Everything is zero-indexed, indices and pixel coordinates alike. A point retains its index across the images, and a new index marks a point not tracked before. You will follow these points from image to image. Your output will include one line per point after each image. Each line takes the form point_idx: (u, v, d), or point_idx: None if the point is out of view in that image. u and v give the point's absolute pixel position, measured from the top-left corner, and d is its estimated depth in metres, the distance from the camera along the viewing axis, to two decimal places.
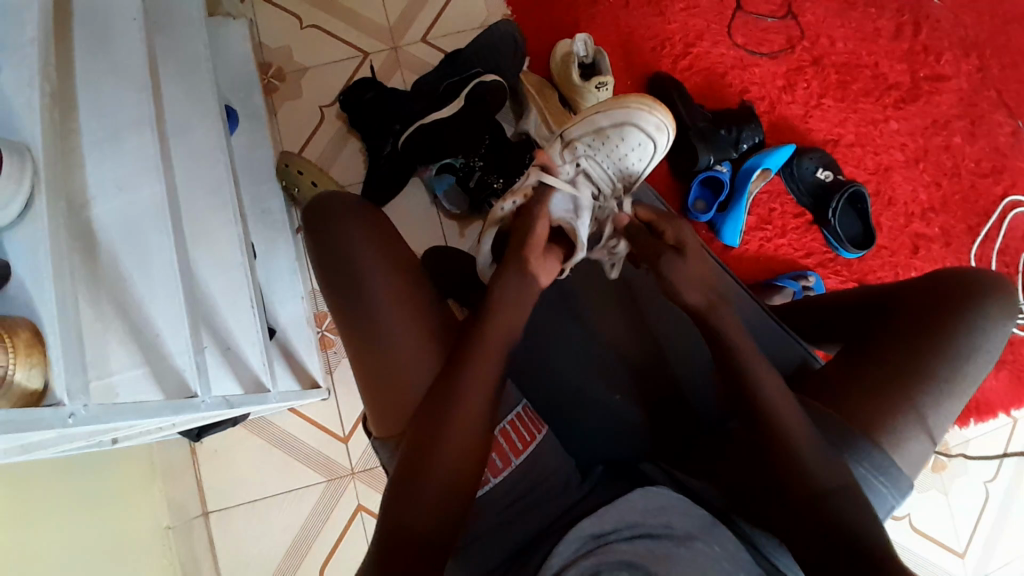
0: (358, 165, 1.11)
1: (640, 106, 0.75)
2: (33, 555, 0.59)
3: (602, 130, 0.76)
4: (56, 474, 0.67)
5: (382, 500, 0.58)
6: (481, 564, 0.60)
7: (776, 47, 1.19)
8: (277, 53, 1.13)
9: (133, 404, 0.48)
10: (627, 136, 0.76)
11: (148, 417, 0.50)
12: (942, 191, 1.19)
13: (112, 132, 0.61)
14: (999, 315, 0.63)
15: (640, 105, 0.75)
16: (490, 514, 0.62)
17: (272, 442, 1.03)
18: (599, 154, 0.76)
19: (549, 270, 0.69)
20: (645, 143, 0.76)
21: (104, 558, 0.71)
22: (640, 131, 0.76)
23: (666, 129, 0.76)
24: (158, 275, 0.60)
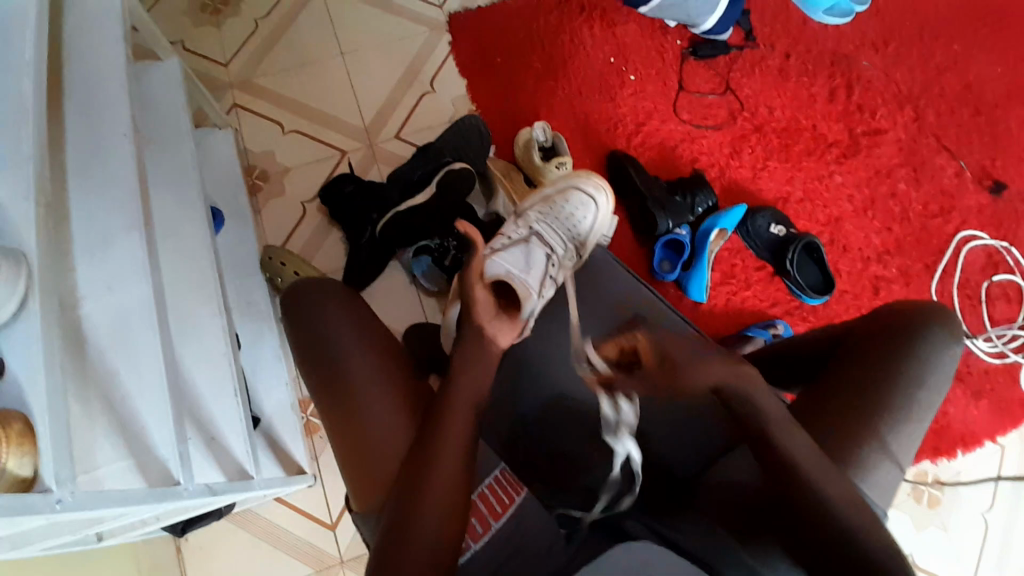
0: (339, 253, 1.17)
1: (581, 177, 1.00)
2: None
3: (551, 200, 0.98)
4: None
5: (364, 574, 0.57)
6: None
7: (719, 119, 1.30)
8: (261, 156, 1.21)
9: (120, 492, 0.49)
10: (572, 201, 0.97)
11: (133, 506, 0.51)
12: (894, 234, 1.27)
13: (104, 236, 0.65)
14: (943, 341, 0.68)
15: (580, 177, 1.00)
16: None
17: (259, 535, 1.00)
18: (550, 219, 0.95)
19: (504, 329, 0.75)
20: (585, 201, 0.98)
21: None
22: (581, 195, 0.99)
23: (602, 190, 1.00)
24: (144, 367, 0.62)
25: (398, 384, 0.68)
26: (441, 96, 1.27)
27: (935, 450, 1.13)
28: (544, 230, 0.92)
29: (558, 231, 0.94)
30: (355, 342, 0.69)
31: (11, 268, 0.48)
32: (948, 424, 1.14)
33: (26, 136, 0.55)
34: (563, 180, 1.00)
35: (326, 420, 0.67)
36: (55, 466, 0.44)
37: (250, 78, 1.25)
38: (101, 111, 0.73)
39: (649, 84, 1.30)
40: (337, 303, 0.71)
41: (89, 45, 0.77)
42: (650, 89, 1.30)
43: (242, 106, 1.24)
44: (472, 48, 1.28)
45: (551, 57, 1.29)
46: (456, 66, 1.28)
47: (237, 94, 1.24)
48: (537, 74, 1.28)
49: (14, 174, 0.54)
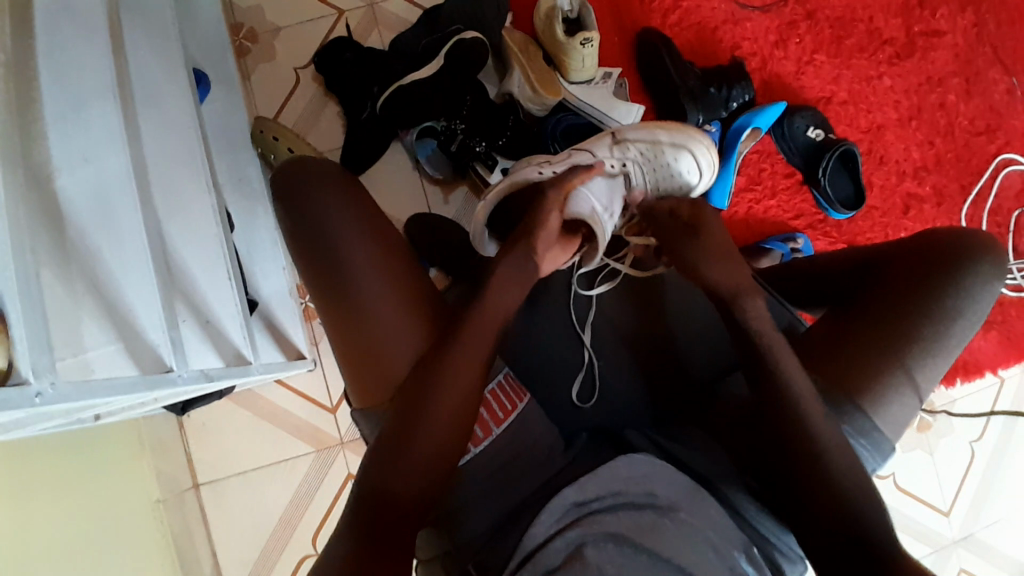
0: (338, 132, 1.07)
1: (701, 139, 0.80)
2: (20, 538, 0.58)
3: (659, 143, 0.80)
4: (40, 455, 0.67)
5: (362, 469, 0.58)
6: (471, 531, 0.60)
7: (768, 0, 1.14)
8: (248, 12, 1.07)
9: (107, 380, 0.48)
10: (681, 159, 0.80)
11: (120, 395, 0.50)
12: (936, 149, 1.17)
13: (75, 101, 0.58)
14: (988, 276, 0.63)
15: (701, 138, 0.81)
16: (472, 483, 0.62)
17: (260, 414, 1.02)
18: (646, 165, 0.79)
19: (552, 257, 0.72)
20: (693, 171, 0.80)
21: (96, 537, 0.72)
22: (691, 158, 0.80)
23: (713, 167, 0.82)
24: (130, 247, 0.58)
25: (400, 283, 0.64)
26: None
27: None
28: (633, 178, 0.78)
29: (646, 179, 0.80)
30: (357, 238, 0.64)
31: None
32: None
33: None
34: (683, 132, 0.80)
35: (325, 317, 0.64)
36: (33, 355, 0.42)
37: None
38: None
39: None
40: (337, 194, 0.65)
41: None
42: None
43: None
44: None
45: None
46: None
47: None
48: None
49: None
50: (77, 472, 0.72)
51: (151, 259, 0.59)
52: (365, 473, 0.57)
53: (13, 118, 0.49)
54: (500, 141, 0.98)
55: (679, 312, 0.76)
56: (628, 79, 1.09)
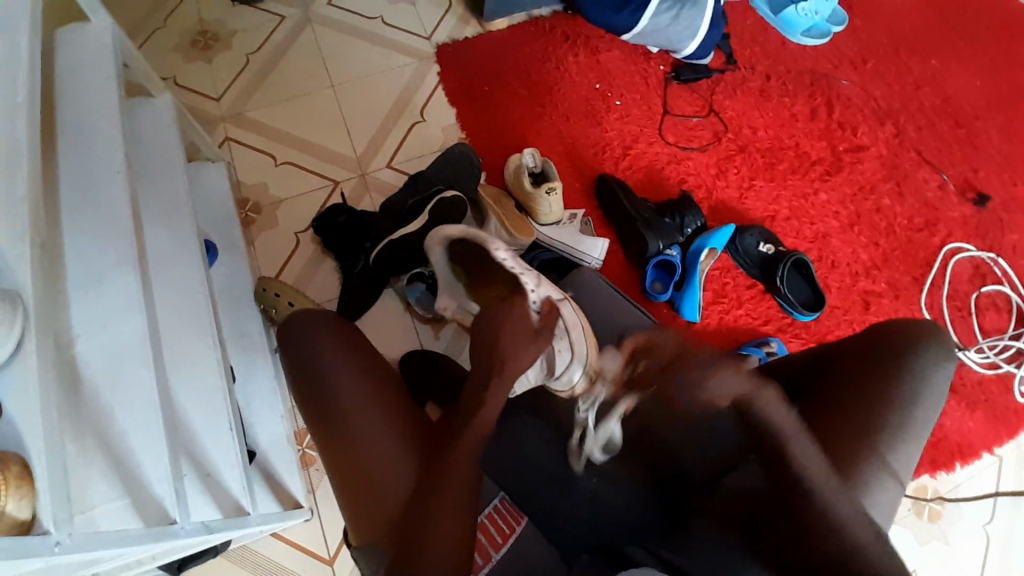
0: (333, 283, 1.17)
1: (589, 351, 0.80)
2: None
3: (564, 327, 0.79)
4: None
5: None
6: None
7: (704, 141, 1.33)
8: (253, 189, 1.22)
9: (117, 533, 0.50)
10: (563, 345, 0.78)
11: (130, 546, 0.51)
12: (881, 249, 1.29)
13: (100, 275, 0.67)
14: (938, 357, 0.68)
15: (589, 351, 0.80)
16: None
17: (254, 572, 0.98)
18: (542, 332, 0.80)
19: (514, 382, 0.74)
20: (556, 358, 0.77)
21: None
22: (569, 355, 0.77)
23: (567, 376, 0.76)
24: (139, 403, 0.62)
25: (394, 414, 0.68)
26: (430, 125, 1.29)
27: (933, 463, 1.14)
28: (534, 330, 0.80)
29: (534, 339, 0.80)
30: (352, 374, 0.69)
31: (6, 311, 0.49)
32: (945, 436, 1.16)
33: (21, 177, 0.56)
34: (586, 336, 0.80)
35: (326, 456, 0.67)
36: (54, 507, 0.46)
37: (242, 111, 1.28)
38: (95, 157, 0.74)
39: (634, 109, 1.33)
40: (332, 336, 0.71)
41: (88, 91, 0.80)
42: (635, 114, 1.33)
43: (235, 139, 1.26)
44: (462, 79, 1.32)
45: (539, 86, 1.32)
46: (445, 94, 1.31)
47: (230, 128, 1.27)
48: (525, 101, 1.31)
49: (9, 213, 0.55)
50: None
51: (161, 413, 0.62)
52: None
53: (47, 293, 0.56)
54: None
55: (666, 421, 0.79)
56: (592, 216, 1.23)
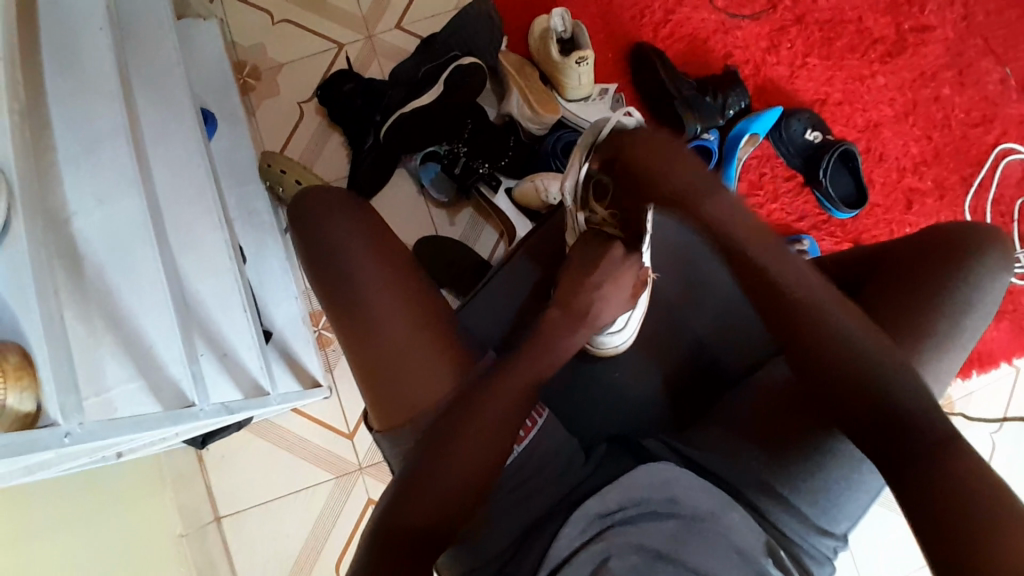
0: (343, 160, 1.09)
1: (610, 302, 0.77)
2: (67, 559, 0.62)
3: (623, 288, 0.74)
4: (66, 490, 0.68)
5: (386, 495, 0.56)
6: (493, 546, 0.60)
7: (757, 8, 1.16)
8: (250, 51, 1.10)
9: (132, 418, 0.50)
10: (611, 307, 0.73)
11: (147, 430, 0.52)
12: (934, 143, 1.17)
13: (88, 145, 0.61)
14: (999, 265, 0.63)
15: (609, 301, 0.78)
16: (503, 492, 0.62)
17: (278, 442, 1.03)
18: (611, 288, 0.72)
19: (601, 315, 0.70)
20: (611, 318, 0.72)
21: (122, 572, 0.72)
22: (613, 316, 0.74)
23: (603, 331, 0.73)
24: (144, 284, 0.60)
25: (414, 304, 0.65)
26: None
27: None
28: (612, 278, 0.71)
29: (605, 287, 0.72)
30: (372, 263, 0.65)
31: None
32: None
33: None
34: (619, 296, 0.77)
35: (344, 345, 0.65)
36: (59, 397, 0.44)
37: None
38: None
39: None
40: (351, 224, 0.67)
41: None
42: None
43: None
44: None
45: None
46: None
47: None
48: None
49: None
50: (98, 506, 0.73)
51: (171, 299, 0.60)
52: (378, 513, 0.55)
53: (34, 162, 0.52)
54: (502, 160, 1.00)
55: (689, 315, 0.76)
56: (625, 93, 1.11)
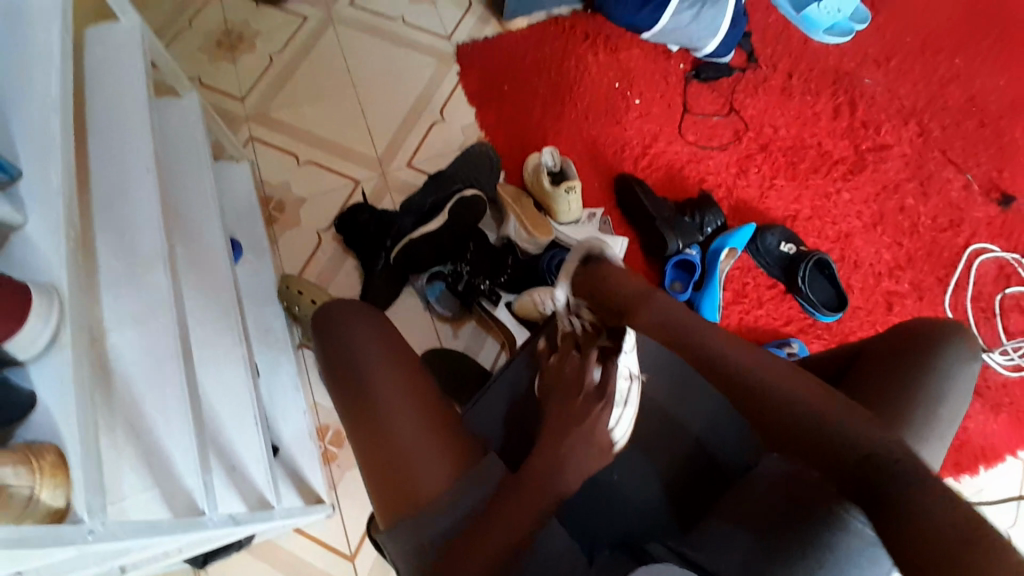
0: (355, 282, 1.18)
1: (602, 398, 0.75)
2: None
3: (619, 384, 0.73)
4: None
5: None
6: None
7: (725, 140, 1.32)
8: (277, 188, 1.24)
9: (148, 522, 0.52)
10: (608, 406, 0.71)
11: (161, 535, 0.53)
12: (905, 249, 1.27)
13: (130, 271, 0.69)
14: (965, 355, 0.68)
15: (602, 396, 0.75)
16: None
17: (277, 565, 1.00)
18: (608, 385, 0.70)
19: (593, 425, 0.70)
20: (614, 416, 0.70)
21: None
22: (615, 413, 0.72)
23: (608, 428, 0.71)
24: (168, 394, 0.64)
25: (425, 403, 0.69)
26: (451, 125, 1.30)
27: (955, 466, 1.12)
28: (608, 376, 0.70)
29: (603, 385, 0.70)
30: (387, 365, 0.70)
31: (44, 301, 0.51)
32: (968, 439, 1.14)
33: (55, 174, 0.58)
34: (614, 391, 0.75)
35: (357, 445, 0.68)
36: (87, 496, 0.47)
37: (267, 112, 1.31)
38: (127, 154, 0.77)
39: (654, 108, 1.32)
40: (369, 328, 0.73)
41: (116, 92, 0.82)
42: (655, 112, 1.32)
43: (259, 139, 1.28)
44: (482, 79, 1.32)
45: (558, 84, 1.33)
46: (464, 94, 1.32)
47: (254, 128, 1.29)
48: (545, 100, 1.31)
49: (46, 210, 0.57)
50: None
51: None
52: None
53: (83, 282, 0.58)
54: (502, 276, 1.08)
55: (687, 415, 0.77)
56: (611, 215, 1.22)
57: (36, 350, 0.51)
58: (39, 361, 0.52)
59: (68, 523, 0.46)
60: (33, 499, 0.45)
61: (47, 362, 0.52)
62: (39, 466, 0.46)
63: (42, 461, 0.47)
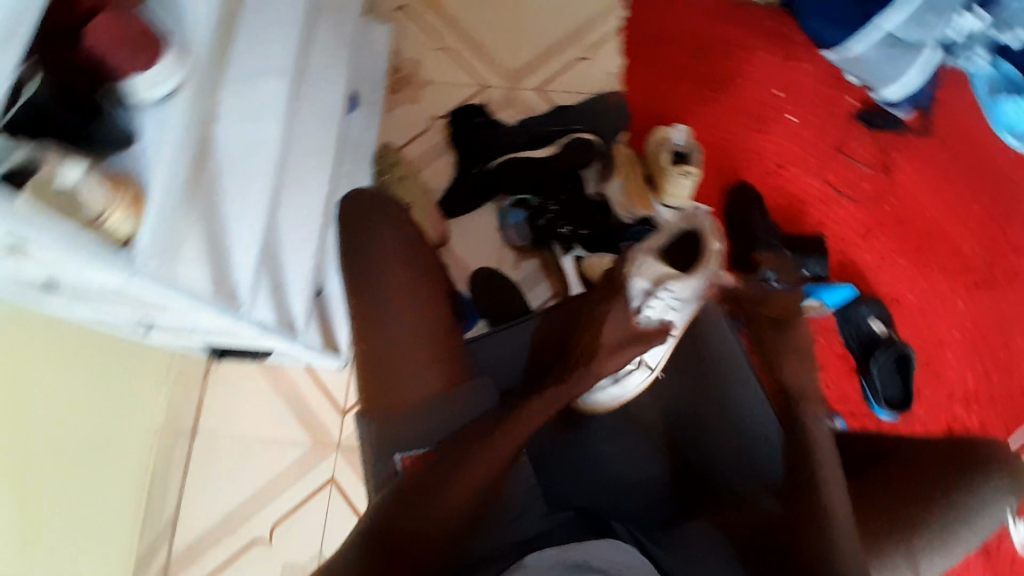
0: (444, 178, 1.18)
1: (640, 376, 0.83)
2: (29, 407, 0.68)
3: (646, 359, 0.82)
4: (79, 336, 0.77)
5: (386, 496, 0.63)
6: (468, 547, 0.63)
7: (862, 194, 1.21)
8: (409, 61, 1.24)
9: (191, 290, 0.59)
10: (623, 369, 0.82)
11: (195, 304, 0.61)
12: (997, 384, 1.15)
13: (254, 71, 0.69)
14: (994, 497, 0.71)
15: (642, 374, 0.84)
16: None
17: (278, 390, 1.08)
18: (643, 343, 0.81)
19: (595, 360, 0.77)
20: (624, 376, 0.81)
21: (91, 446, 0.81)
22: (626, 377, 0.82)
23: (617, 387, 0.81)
24: (250, 199, 0.69)
25: (422, 321, 0.77)
26: (596, 66, 1.23)
27: None
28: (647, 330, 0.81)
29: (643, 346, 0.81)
30: (400, 281, 0.79)
31: (179, 55, 0.53)
32: None
33: None
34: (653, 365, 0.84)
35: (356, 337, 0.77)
36: (148, 238, 0.52)
37: None
38: None
39: (806, 131, 1.22)
40: (392, 243, 0.80)
41: None
42: (796, 138, 1.22)
43: (411, 8, 1.26)
44: (648, 34, 1.25)
45: (721, 69, 1.24)
46: (622, 41, 1.25)
47: None
48: (700, 79, 1.24)
49: None
50: (104, 372, 0.83)
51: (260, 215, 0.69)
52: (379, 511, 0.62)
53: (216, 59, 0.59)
54: (585, 229, 1.06)
55: (713, 426, 0.79)
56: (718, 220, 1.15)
57: (154, 96, 0.53)
58: (152, 107, 0.54)
59: (125, 250, 0.51)
60: (103, 221, 0.49)
61: (155, 112, 0.54)
62: (121, 195, 0.50)
63: (120, 188, 0.50)
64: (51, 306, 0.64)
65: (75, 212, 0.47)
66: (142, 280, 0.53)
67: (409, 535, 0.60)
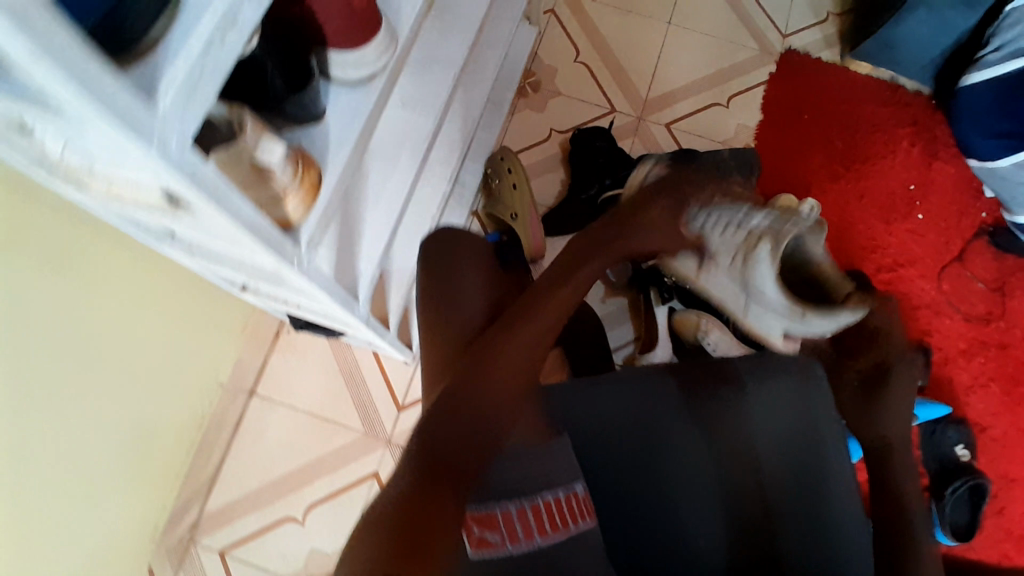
0: (554, 193, 1.16)
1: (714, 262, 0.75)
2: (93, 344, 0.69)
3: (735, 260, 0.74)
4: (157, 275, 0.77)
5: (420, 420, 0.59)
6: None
7: (974, 311, 1.15)
8: (543, 66, 1.20)
9: (326, 281, 0.60)
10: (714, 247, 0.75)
11: (323, 295, 0.61)
12: None
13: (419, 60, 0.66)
14: None
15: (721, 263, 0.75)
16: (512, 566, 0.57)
17: (343, 370, 1.06)
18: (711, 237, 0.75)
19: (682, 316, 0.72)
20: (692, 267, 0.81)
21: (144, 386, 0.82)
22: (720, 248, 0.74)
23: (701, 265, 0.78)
24: (389, 190, 0.71)
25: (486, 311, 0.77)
26: (729, 116, 1.20)
27: None
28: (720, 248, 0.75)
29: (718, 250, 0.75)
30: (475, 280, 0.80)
31: (387, 41, 0.57)
32: None
33: None
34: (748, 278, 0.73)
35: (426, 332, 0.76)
36: (312, 229, 0.52)
37: None
38: None
39: (931, 233, 1.17)
40: (473, 254, 0.82)
41: None
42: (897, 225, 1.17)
43: (557, 14, 1.23)
44: (790, 94, 1.21)
45: (856, 148, 1.20)
46: (762, 96, 1.21)
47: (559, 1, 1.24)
48: (833, 154, 1.19)
49: None
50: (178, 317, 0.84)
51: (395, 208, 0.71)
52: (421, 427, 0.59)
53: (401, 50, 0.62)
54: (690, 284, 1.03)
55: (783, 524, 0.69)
56: None
57: (356, 77, 0.57)
58: (345, 87, 0.57)
59: (290, 239, 0.51)
60: (282, 199, 0.50)
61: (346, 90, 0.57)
62: (302, 178, 0.50)
63: (305, 166, 0.51)
64: (170, 256, 0.67)
65: (261, 188, 0.48)
66: (295, 272, 0.53)
67: (455, 448, 0.57)
